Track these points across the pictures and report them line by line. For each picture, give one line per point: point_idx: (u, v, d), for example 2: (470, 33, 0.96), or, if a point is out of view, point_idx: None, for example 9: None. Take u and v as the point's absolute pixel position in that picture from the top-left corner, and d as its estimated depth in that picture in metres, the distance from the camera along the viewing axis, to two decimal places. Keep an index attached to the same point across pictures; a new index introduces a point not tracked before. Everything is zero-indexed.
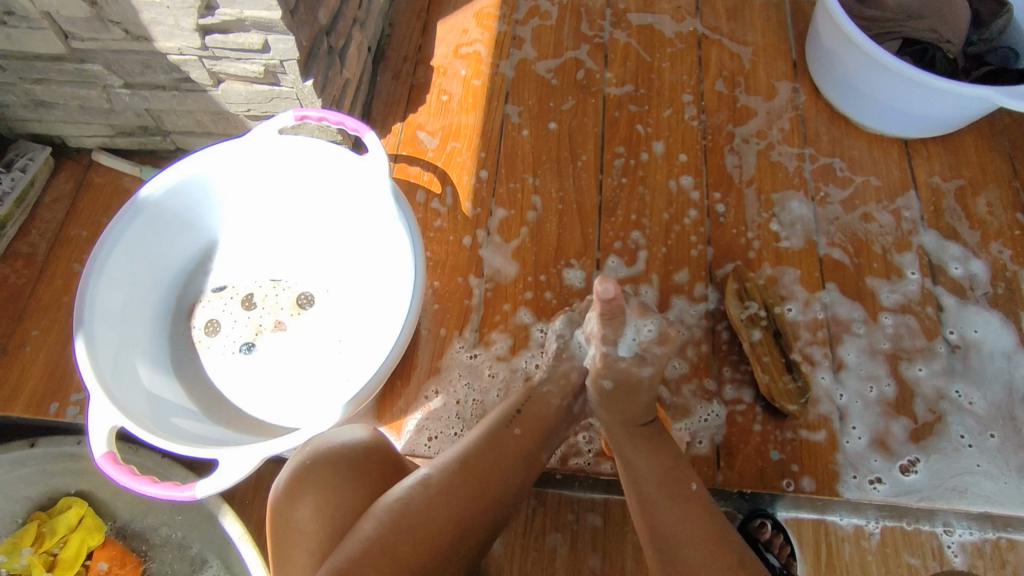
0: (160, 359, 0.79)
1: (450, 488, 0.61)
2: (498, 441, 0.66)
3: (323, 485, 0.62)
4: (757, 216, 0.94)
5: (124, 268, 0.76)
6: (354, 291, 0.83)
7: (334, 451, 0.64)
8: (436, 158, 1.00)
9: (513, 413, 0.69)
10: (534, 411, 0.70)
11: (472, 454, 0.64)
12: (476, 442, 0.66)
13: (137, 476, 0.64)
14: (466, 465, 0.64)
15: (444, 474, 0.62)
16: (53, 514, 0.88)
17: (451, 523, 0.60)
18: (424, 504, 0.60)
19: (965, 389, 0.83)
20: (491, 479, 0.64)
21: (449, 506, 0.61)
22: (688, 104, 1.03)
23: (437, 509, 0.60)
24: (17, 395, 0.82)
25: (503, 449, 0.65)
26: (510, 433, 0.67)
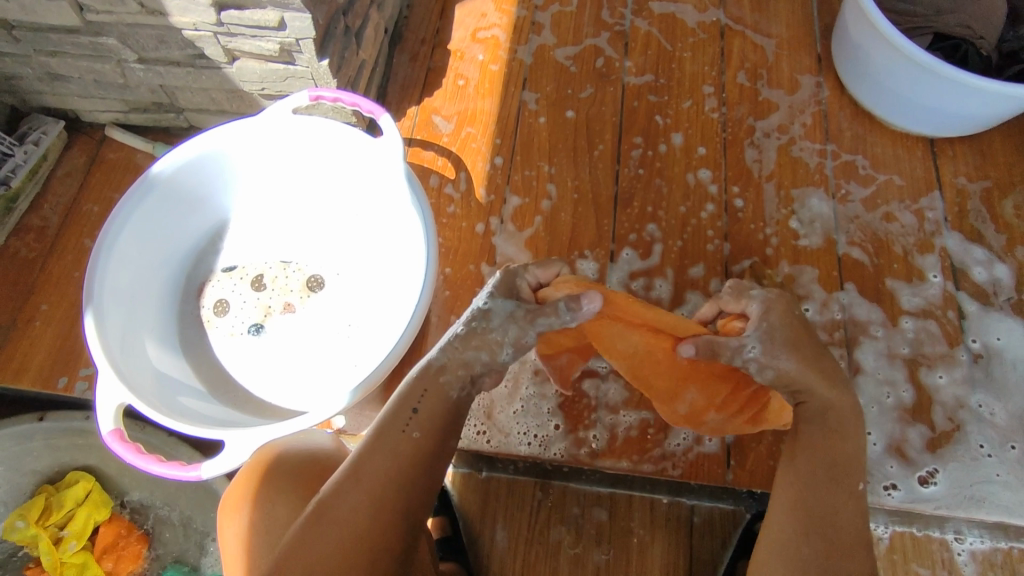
0: (168, 338, 0.79)
1: (343, 514, 0.56)
2: (391, 448, 0.59)
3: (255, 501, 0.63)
4: (776, 212, 0.92)
5: (133, 244, 0.76)
6: (365, 276, 0.82)
7: (276, 461, 0.66)
8: (451, 144, 0.98)
9: (410, 412, 0.61)
10: (434, 403, 0.61)
11: (367, 467, 0.58)
12: (367, 453, 0.59)
13: (143, 455, 0.63)
14: (361, 482, 0.57)
15: (335, 498, 0.57)
16: (60, 488, 0.88)
17: (348, 559, 0.55)
18: (314, 536, 0.55)
19: (986, 400, 0.81)
20: (387, 498, 0.57)
21: (342, 538, 0.55)
22: (708, 96, 1.01)
23: (326, 543, 0.55)
24: (27, 368, 0.83)
25: (397, 460, 0.59)
26: (407, 437, 0.60)
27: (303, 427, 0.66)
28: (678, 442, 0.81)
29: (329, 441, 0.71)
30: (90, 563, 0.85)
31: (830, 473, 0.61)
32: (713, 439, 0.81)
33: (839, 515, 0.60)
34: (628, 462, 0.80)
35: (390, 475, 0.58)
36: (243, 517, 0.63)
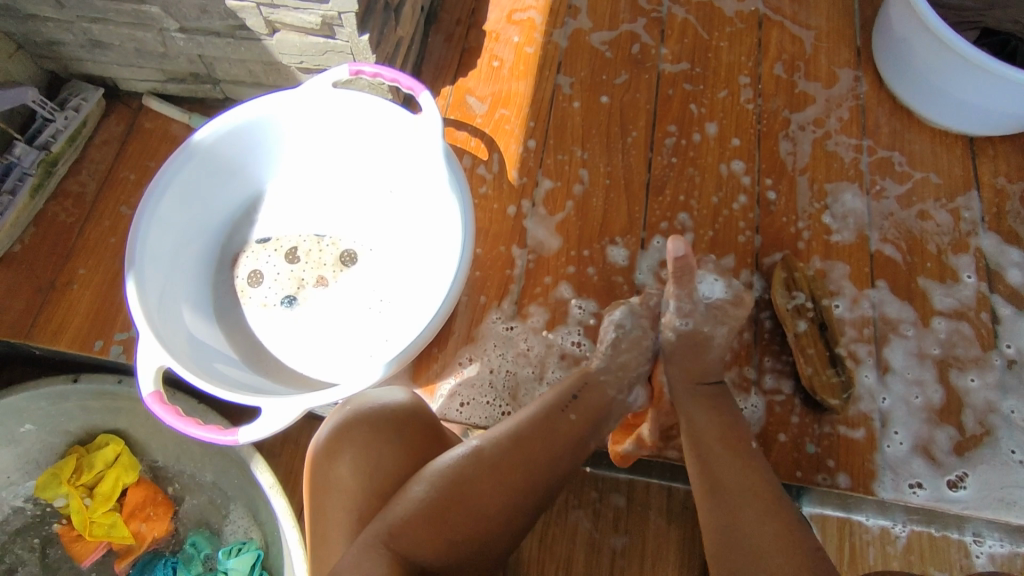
0: (202, 306, 0.80)
1: (500, 464, 0.61)
2: (550, 422, 0.65)
3: (366, 444, 0.63)
4: (809, 206, 0.92)
5: (174, 210, 0.77)
6: (398, 253, 0.83)
7: (379, 413, 0.65)
8: (484, 125, 0.98)
9: (570, 398, 0.68)
10: (591, 397, 0.69)
11: (526, 431, 0.64)
12: (531, 421, 0.65)
13: (182, 417, 0.64)
14: (519, 443, 0.63)
15: (496, 448, 0.62)
16: (91, 449, 0.90)
17: (494, 502, 0.60)
18: (472, 474, 0.61)
19: (1018, 405, 0.81)
20: (538, 462, 0.63)
21: (495, 481, 0.61)
22: (744, 86, 1.00)
23: (482, 483, 0.60)
24: (63, 330, 0.84)
25: (556, 433, 0.65)
26: (565, 417, 0.66)
27: (337, 398, 0.67)
28: None
29: (407, 395, 0.67)
30: (118, 524, 0.86)
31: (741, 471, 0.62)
32: None
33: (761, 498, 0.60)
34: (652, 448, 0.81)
35: (543, 443, 0.64)
36: (350, 459, 0.63)
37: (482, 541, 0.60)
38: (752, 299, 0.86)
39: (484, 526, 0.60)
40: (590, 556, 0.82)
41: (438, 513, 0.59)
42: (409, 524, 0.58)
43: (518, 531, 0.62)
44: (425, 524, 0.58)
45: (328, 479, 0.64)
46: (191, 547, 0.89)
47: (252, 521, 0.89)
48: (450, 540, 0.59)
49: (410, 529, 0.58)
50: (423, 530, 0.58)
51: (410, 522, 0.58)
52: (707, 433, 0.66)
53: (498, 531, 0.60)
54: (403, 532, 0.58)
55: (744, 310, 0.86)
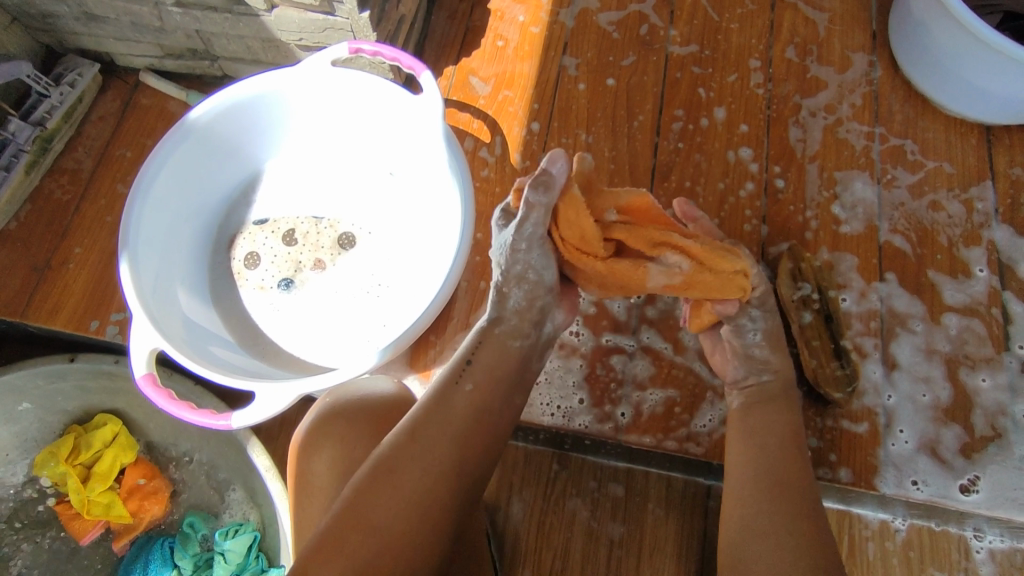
0: (198, 288, 0.79)
1: (398, 462, 0.56)
2: (445, 400, 0.61)
3: (340, 440, 0.63)
4: (817, 194, 0.90)
5: (167, 191, 0.75)
6: (398, 236, 0.81)
7: (354, 406, 0.65)
8: (487, 106, 0.96)
9: (462, 367, 0.63)
10: (489, 361, 0.64)
11: (417, 419, 0.59)
12: (424, 406, 0.61)
13: (175, 401, 0.64)
14: (413, 433, 0.58)
15: (391, 447, 0.57)
16: (89, 429, 0.90)
17: (403, 503, 0.54)
18: (370, 482, 0.55)
19: None
20: (439, 443, 0.58)
21: (399, 482, 0.55)
22: (755, 70, 0.97)
23: (384, 490, 0.55)
24: (59, 310, 0.84)
25: (455, 405, 0.61)
26: (460, 390, 0.62)
27: (333, 383, 0.66)
28: (704, 423, 0.81)
29: (393, 386, 0.68)
30: (115, 503, 0.87)
31: (778, 451, 0.64)
32: None
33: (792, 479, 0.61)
34: (652, 438, 0.80)
35: (442, 425, 0.59)
36: (320, 455, 0.63)
37: (407, 553, 0.53)
38: None
39: (402, 534, 0.53)
40: (587, 545, 0.82)
41: (346, 531, 0.53)
42: (317, 552, 0.52)
43: (449, 528, 0.56)
44: (333, 548, 0.52)
45: (306, 478, 0.63)
46: (188, 527, 0.88)
47: (248, 502, 0.89)
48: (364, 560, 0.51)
49: (322, 554, 0.52)
50: (334, 555, 0.52)
51: (317, 549, 0.52)
52: (776, 430, 0.66)
53: (422, 537, 0.54)
54: (313, 561, 0.52)
55: None
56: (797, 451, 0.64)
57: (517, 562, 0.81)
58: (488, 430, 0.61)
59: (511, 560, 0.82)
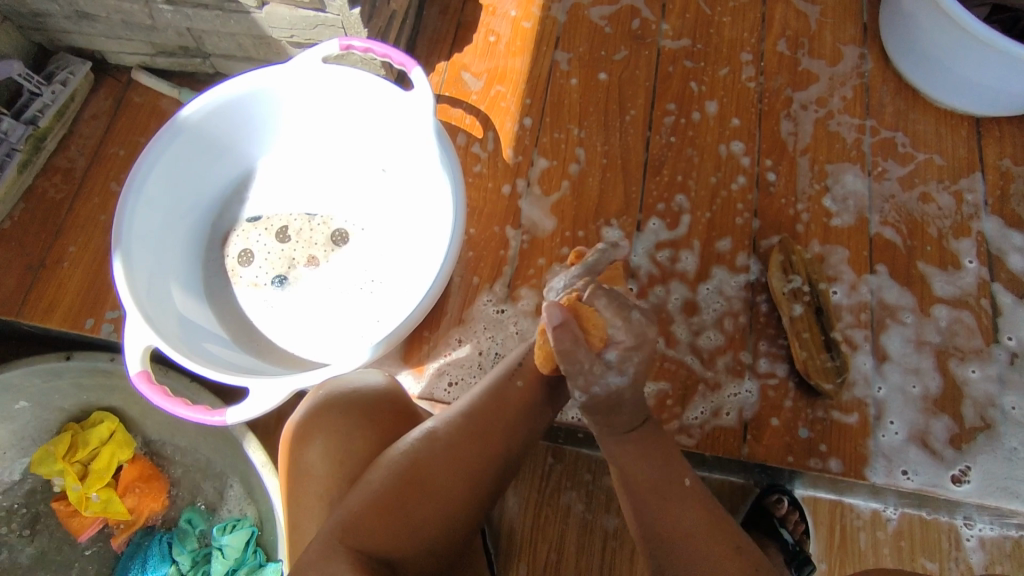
0: (193, 284, 0.79)
1: (455, 444, 0.60)
2: (500, 394, 0.64)
3: (336, 430, 0.63)
4: (808, 187, 0.90)
5: (161, 189, 0.75)
6: (390, 233, 0.82)
7: (349, 398, 0.65)
8: (480, 102, 0.96)
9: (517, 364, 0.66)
10: (540, 362, 0.66)
11: (476, 406, 0.63)
12: (480, 395, 0.64)
13: (170, 397, 0.64)
14: (471, 419, 0.62)
15: (450, 426, 0.61)
16: (86, 427, 0.91)
17: (451, 482, 0.59)
18: (426, 455, 0.59)
19: (1016, 399, 0.80)
20: (493, 433, 0.61)
21: (453, 461, 0.59)
22: (746, 64, 0.98)
23: (439, 466, 0.59)
24: (54, 308, 0.84)
25: (512, 401, 0.63)
26: (512, 385, 0.64)
27: (327, 378, 0.66)
28: (696, 415, 0.80)
29: (384, 379, 0.68)
30: (113, 499, 0.87)
31: (666, 501, 0.59)
32: (731, 412, 0.80)
33: (690, 531, 0.57)
34: None
35: (496, 418, 0.62)
36: (313, 445, 0.63)
37: (445, 526, 0.58)
38: (748, 283, 0.85)
39: (445, 509, 0.58)
40: (582, 536, 0.83)
41: (398, 499, 0.57)
42: (367, 512, 0.56)
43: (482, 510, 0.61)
44: (381, 511, 0.56)
45: (301, 468, 0.64)
46: (186, 523, 0.89)
47: (246, 497, 0.90)
48: (409, 526, 0.56)
49: (371, 515, 0.56)
50: (384, 517, 0.56)
51: (366, 508, 0.56)
52: (644, 479, 0.61)
53: (461, 514, 0.59)
54: (362, 519, 0.56)
55: (740, 294, 0.85)
56: (687, 497, 0.60)
57: (513, 553, 0.83)
58: (531, 426, 0.65)
59: (507, 553, 0.83)
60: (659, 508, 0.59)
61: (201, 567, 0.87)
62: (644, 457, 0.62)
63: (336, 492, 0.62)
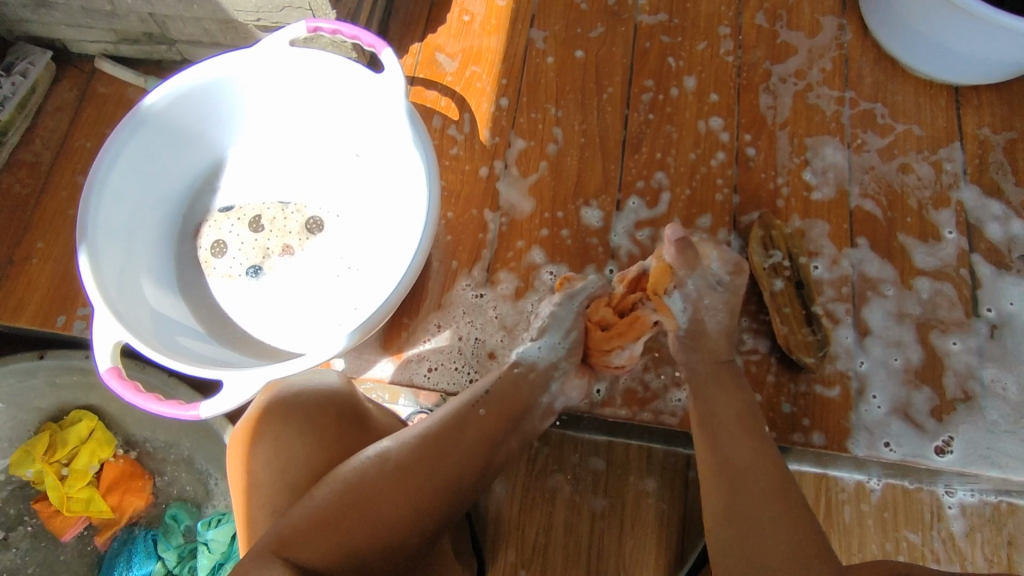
0: (164, 279, 0.77)
1: (407, 465, 0.60)
2: (461, 421, 0.64)
3: (281, 440, 0.62)
4: (788, 161, 0.90)
5: (125, 182, 0.73)
6: (365, 219, 0.80)
7: (295, 399, 0.64)
8: (454, 83, 0.95)
9: (481, 393, 0.67)
10: (506, 394, 0.68)
11: (434, 432, 0.63)
12: (441, 422, 0.64)
13: (142, 393, 0.62)
14: (427, 443, 0.62)
15: (406, 448, 0.61)
16: (65, 426, 0.89)
17: (397, 507, 0.58)
18: (377, 474, 0.59)
19: (997, 369, 0.80)
20: (447, 458, 0.61)
21: (403, 481, 0.59)
22: (724, 37, 0.96)
23: (388, 485, 0.58)
24: (24, 306, 0.82)
25: (471, 429, 0.64)
26: (474, 413, 0.65)
27: (303, 367, 0.65)
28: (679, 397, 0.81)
29: (339, 379, 0.68)
30: (96, 498, 0.86)
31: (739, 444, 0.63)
32: None
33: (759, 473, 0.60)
34: (628, 410, 0.80)
35: (452, 446, 0.62)
36: (257, 454, 0.62)
37: (385, 552, 0.56)
38: None
39: (387, 534, 0.57)
40: (569, 517, 0.84)
41: (340, 516, 0.56)
42: (306, 526, 0.55)
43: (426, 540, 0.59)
44: (322, 527, 0.55)
45: (244, 478, 0.62)
46: (170, 519, 0.88)
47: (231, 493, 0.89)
48: (347, 547, 0.55)
49: (313, 531, 0.55)
50: (324, 532, 0.55)
51: (308, 522, 0.55)
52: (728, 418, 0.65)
53: (403, 542, 0.57)
54: (301, 533, 0.55)
55: None
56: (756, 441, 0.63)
57: (499, 534, 0.84)
58: (488, 456, 0.65)
59: (494, 534, 0.84)
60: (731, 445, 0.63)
61: (187, 564, 0.87)
62: (727, 395, 0.68)
63: (278, 504, 0.60)
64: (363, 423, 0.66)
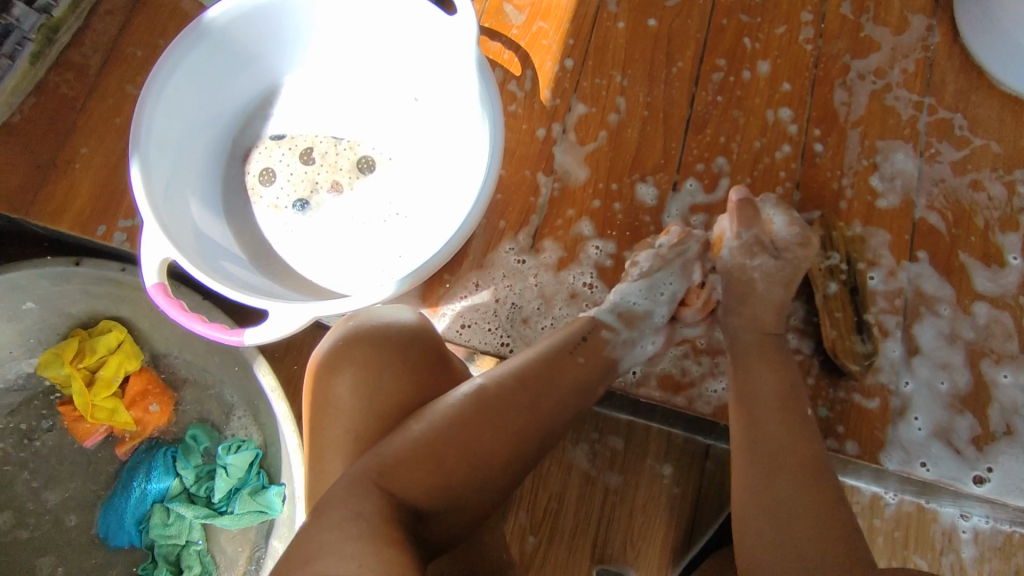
0: (210, 201, 0.76)
1: (508, 403, 0.57)
2: (557, 365, 0.62)
3: (364, 364, 0.58)
4: (856, 162, 0.86)
5: (182, 94, 0.71)
6: (418, 166, 0.77)
7: (381, 334, 0.59)
8: (520, 37, 0.91)
9: (579, 340, 0.66)
10: (597, 344, 0.67)
11: (533, 370, 0.60)
12: (537, 361, 0.61)
13: (187, 312, 0.61)
14: (527, 383, 0.59)
15: (505, 385, 0.58)
16: (93, 334, 0.90)
17: (494, 446, 0.55)
18: (476, 412, 0.56)
19: None
20: (546, 402, 0.59)
21: (503, 420, 0.56)
22: (805, 24, 0.91)
23: (487, 424, 0.55)
24: (65, 211, 0.81)
25: (567, 373, 0.62)
26: (573, 360, 0.63)
27: (347, 310, 0.64)
28: (715, 390, 0.77)
29: (415, 318, 0.62)
30: (120, 409, 0.87)
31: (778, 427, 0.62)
32: None
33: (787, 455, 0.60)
34: (662, 393, 0.77)
35: (550, 387, 0.60)
36: (344, 378, 0.58)
37: (481, 489, 0.54)
38: None
39: (484, 473, 0.54)
40: (582, 489, 0.86)
41: (438, 451, 0.53)
42: (405, 460, 0.52)
43: (518, 479, 0.57)
44: (417, 461, 0.52)
45: (328, 399, 0.58)
46: (191, 439, 0.89)
47: (252, 422, 0.91)
48: (444, 483, 0.52)
49: (410, 464, 0.52)
50: (422, 466, 0.52)
51: (407, 456, 0.52)
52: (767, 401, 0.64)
53: (497, 481, 0.55)
54: (396, 466, 0.52)
55: None
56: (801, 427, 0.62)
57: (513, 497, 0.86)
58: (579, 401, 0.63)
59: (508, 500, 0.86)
60: (769, 424, 0.63)
61: (203, 483, 0.87)
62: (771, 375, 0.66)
63: (366, 432, 0.57)
64: (449, 365, 0.63)
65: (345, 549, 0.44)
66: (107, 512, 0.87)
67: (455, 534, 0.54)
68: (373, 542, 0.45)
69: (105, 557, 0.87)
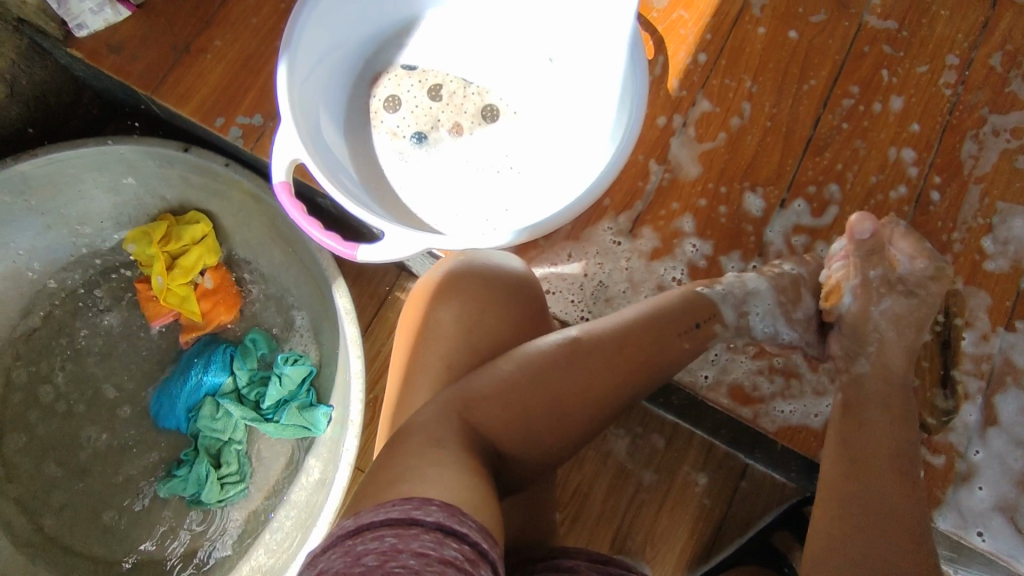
0: (336, 115, 0.76)
1: (597, 353, 0.59)
2: (651, 327, 0.63)
3: (472, 298, 0.62)
4: (971, 218, 0.84)
5: (336, 7, 0.71)
6: (541, 125, 0.77)
7: (483, 272, 0.64)
8: (658, 21, 0.89)
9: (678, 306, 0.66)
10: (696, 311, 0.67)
11: (625, 326, 0.62)
12: (631, 319, 0.63)
13: (307, 216, 0.62)
14: (617, 337, 0.61)
15: (595, 337, 0.60)
16: (182, 222, 0.92)
17: (578, 392, 0.57)
18: (564, 357, 0.58)
19: None
20: (634, 359, 0.61)
21: (589, 369, 0.58)
22: (949, 67, 0.87)
23: (574, 370, 0.58)
24: (189, 98, 0.83)
25: (658, 333, 0.63)
26: (667, 324, 0.64)
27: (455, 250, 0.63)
28: (782, 410, 0.76)
29: (521, 267, 0.67)
30: (190, 298, 0.89)
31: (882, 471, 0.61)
32: (819, 416, 0.76)
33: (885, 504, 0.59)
34: (729, 402, 0.77)
35: (640, 346, 0.61)
36: (446, 307, 0.62)
37: (560, 432, 0.56)
38: None
39: (565, 416, 0.56)
40: (618, 478, 0.86)
41: (523, 390, 0.56)
42: (489, 394, 0.55)
43: (595, 427, 0.59)
44: (504, 396, 0.55)
45: (427, 326, 0.62)
46: (249, 342, 0.91)
47: (312, 339, 0.92)
48: (527, 420, 0.55)
49: (494, 398, 0.55)
50: (505, 401, 0.55)
51: (491, 390, 0.55)
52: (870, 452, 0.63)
53: (578, 426, 0.57)
54: (484, 398, 0.55)
55: None
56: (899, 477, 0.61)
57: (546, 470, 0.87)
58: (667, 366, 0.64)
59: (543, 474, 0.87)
60: (874, 470, 0.61)
61: (255, 387, 0.89)
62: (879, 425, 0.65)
63: (459, 360, 0.61)
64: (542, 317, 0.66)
65: (439, 474, 0.46)
66: (160, 393, 0.90)
67: (534, 468, 0.57)
68: (459, 473, 0.47)
69: (155, 433, 0.91)
